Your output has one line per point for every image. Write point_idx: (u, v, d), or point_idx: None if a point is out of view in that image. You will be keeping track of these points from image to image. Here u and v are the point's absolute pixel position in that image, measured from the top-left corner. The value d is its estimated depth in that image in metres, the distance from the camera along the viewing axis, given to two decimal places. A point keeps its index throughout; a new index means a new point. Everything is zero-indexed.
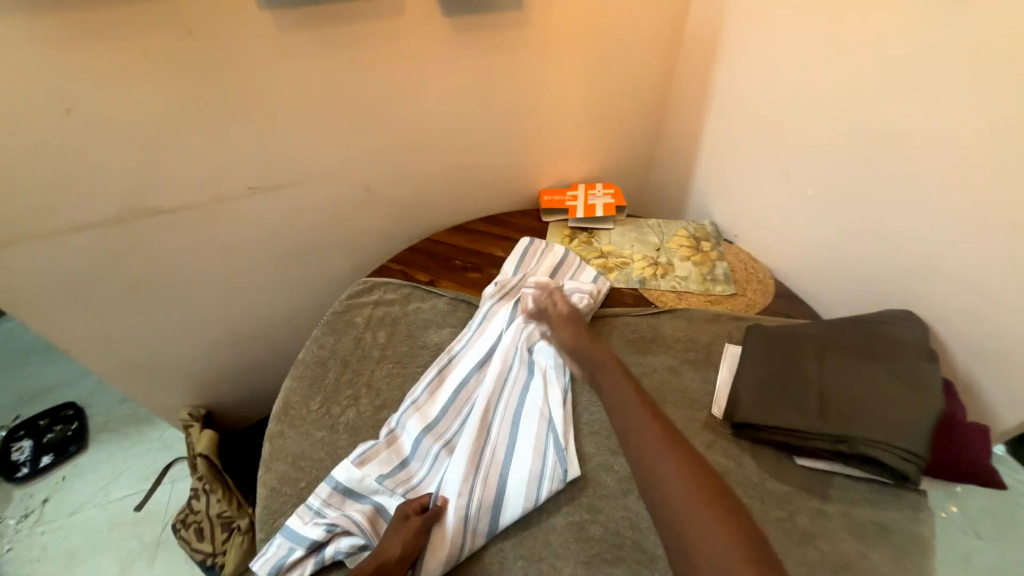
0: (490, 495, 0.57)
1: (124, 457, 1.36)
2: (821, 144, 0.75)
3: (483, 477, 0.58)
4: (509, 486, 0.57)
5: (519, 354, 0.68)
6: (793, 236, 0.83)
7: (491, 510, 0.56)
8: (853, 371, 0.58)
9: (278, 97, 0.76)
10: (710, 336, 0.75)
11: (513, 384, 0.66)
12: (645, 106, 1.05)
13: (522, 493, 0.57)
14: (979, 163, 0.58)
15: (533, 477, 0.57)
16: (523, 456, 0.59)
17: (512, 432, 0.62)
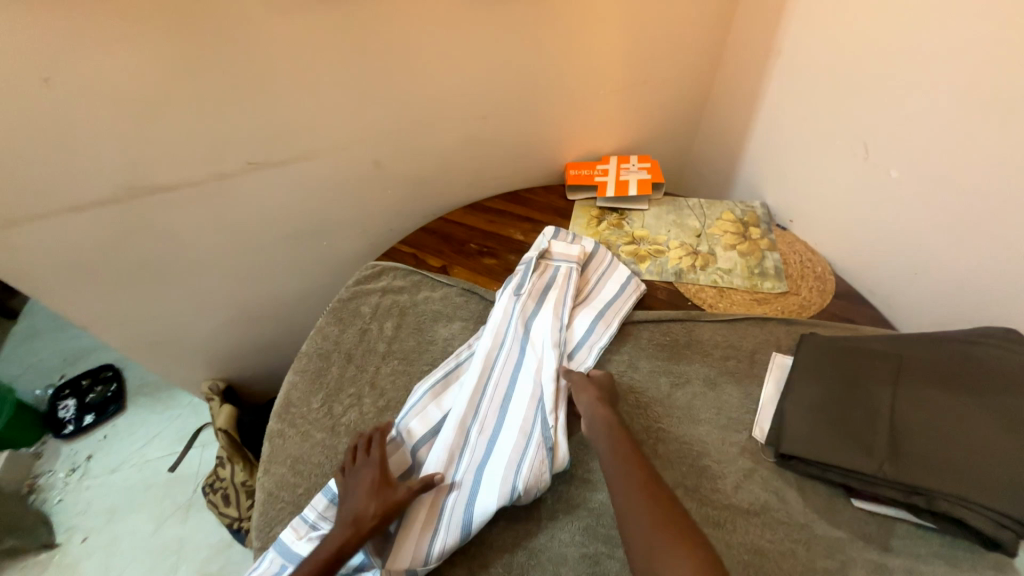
0: (469, 484, 0.53)
1: (158, 420, 1.42)
2: (916, 114, 0.60)
3: (463, 470, 0.54)
4: (490, 477, 0.53)
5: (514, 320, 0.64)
6: (865, 226, 0.70)
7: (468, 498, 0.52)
8: (937, 406, 0.48)
9: (270, 62, 0.67)
10: (755, 343, 0.65)
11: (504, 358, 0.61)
12: (694, 64, 0.89)
13: (501, 485, 0.52)
14: None
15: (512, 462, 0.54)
16: (508, 440, 0.56)
17: (499, 416, 0.58)
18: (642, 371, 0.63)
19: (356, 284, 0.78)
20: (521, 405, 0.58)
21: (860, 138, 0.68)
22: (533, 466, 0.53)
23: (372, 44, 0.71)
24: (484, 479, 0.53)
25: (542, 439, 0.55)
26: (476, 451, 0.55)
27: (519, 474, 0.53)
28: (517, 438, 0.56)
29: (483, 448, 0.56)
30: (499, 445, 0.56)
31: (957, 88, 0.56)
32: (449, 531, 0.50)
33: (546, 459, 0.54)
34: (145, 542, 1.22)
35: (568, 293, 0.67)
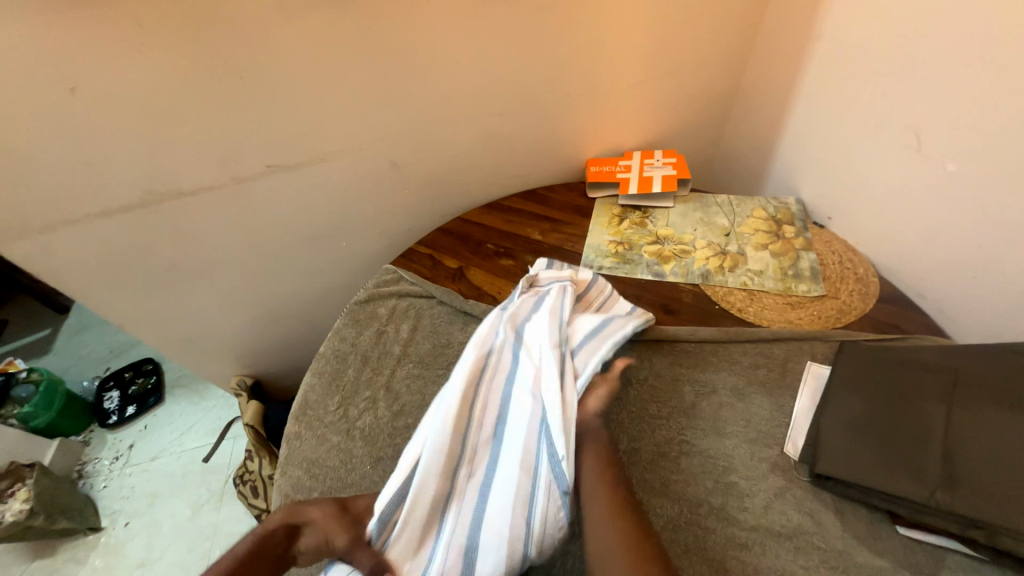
0: (462, 541, 0.47)
1: (192, 412, 1.48)
2: (977, 101, 0.54)
3: (455, 526, 0.48)
4: (487, 528, 0.47)
5: (502, 338, 0.57)
6: (915, 224, 0.64)
7: (464, 558, 0.46)
8: (998, 429, 0.43)
9: (286, 65, 0.67)
10: (788, 351, 0.61)
11: (492, 382, 0.55)
12: (724, 52, 0.84)
13: (505, 537, 0.46)
14: None
15: (518, 506, 0.47)
16: (509, 481, 0.49)
17: (492, 454, 0.52)
18: (665, 381, 0.60)
19: (374, 286, 0.78)
20: (519, 440, 0.51)
21: (911, 128, 0.62)
22: (547, 512, 0.47)
23: (386, 44, 0.69)
24: (482, 534, 0.47)
25: (549, 475, 0.48)
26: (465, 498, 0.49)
27: (531, 519, 0.47)
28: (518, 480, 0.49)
29: (475, 495, 0.49)
30: (496, 491, 0.49)
31: None
32: None
33: (561, 503, 0.48)
34: (181, 528, 1.28)
35: (563, 302, 0.60)
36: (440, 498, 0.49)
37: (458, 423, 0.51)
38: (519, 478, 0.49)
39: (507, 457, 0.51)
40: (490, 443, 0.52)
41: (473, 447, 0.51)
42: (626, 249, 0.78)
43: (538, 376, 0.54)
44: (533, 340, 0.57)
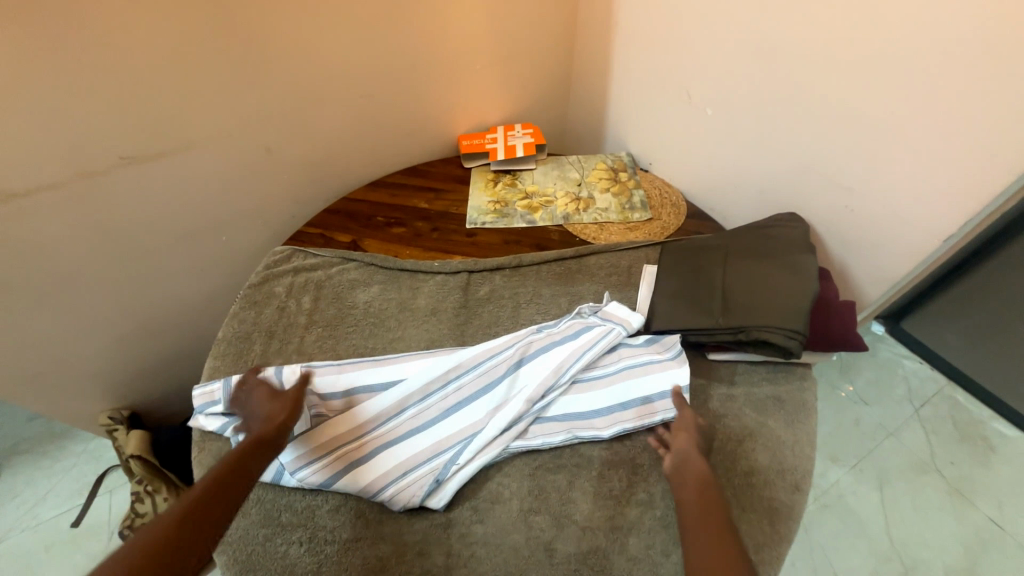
0: (345, 458, 0.55)
1: (33, 480, 1.12)
2: (717, 63, 0.78)
3: (349, 449, 0.56)
4: (363, 473, 0.55)
5: (515, 350, 0.62)
6: (701, 158, 0.88)
7: (340, 466, 0.55)
8: (750, 273, 0.64)
9: (134, 45, 0.65)
10: (630, 260, 0.79)
11: (480, 374, 0.61)
12: (555, 39, 1.02)
13: (367, 480, 0.54)
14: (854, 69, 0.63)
15: (396, 485, 0.54)
16: (420, 443, 0.57)
17: (442, 413, 0.59)
18: (545, 298, 0.75)
19: (265, 268, 0.79)
20: (464, 420, 0.58)
21: (684, 87, 0.85)
22: (410, 487, 0.54)
23: (245, 26, 0.71)
24: (358, 471, 0.55)
25: (438, 466, 0.55)
26: (379, 440, 0.57)
27: (396, 484, 0.54)
28: (409, 483, 0.54)
29: (404, 430, 0.58)
30: (410, 443, 0.57)
31: (736, 38, 0.74)
32: (315, 471, 0.55)
33: (425, 488, 0.54)
34: None
35: (594, 350, 0.61)
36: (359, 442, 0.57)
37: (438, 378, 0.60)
38: (426, 448, 0.57)
39: (435, 424, 0.58)
40: (444, 409, 0.59)
41: (420, 412, 0.59)
42: (502, 206, 0.91)
43: (509, 401, 0.59)
44: (533, 366, 0.61)
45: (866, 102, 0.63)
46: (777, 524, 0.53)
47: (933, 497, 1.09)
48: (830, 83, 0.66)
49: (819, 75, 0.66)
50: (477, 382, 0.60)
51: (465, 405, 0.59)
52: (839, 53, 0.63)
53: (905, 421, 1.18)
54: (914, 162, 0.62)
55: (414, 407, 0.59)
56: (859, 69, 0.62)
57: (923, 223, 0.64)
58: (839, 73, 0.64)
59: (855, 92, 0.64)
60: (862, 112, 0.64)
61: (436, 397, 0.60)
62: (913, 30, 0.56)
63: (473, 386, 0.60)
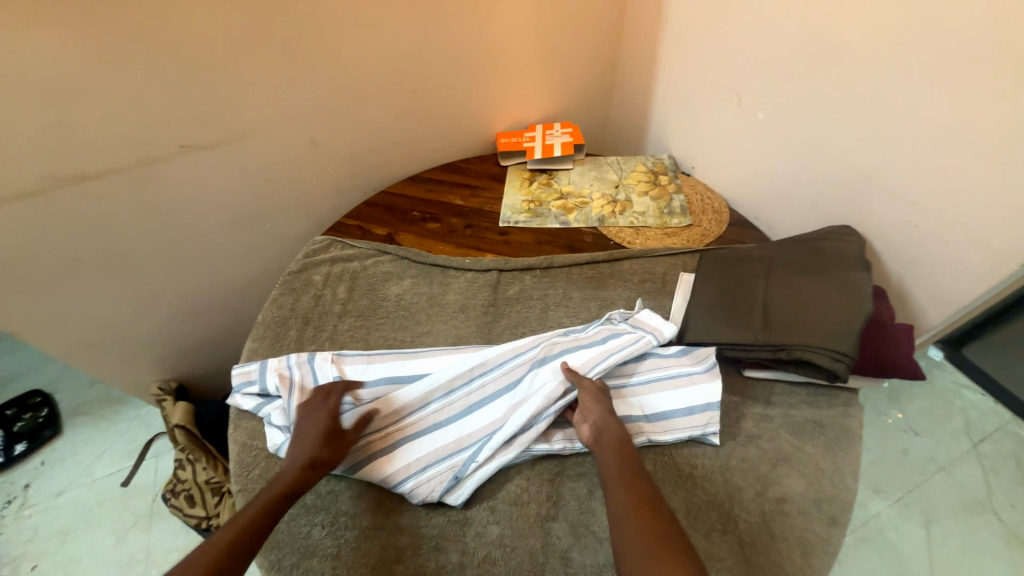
0: (371, 448, 0.57)
1: (93, 439, 1.22)
2: (774, 62, 0.73)
3: (375, 438, 0.57)
4: (386, 463, 0.56)
5: (539, 349, 0.61)
6: (749, 163, 0.83)
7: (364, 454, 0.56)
8: (797, 288, 0.61)
9: (196, 40, 0.68)
10: (666, 267, 0.76)
11: (503, 371, 0.60)
12: (600, 37, 1.00)
13: (389, 471, 0.55)
14: (931, 71, 0.57)
15: (418, 478, 0.54)
16: (441, 438, 0.57)
17: (464, 409, 0.59)
18: (575, 300, 0.74)
19: (305, 256, 0.82)
20: (485, 417, 0.58)
21: (734, 88, 0.81)
22: (432, 480, 0.54)
23: (297, 22, 0.74)
24: (382, 461, 0.56)
25: (459, 462, 0.55)
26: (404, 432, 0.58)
27: (418, 477, 0.55)
28: (430, 477, 0.55)
29: (428, 424, 0.58)
30: (432, 437, 0.58)
31: (796, 37, 0.69)
32: (341, 456, 0.56)
33: (445, 481, 0.54)
34: (104, 561, 1.07)
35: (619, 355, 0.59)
36: (384, 432, 0.58)
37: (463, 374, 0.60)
38: (447, 444, 0.57)
39: (457, 419, 0.59)
40: (466, 405, 0.59)
41: (444, 407, 0.59)
42: (537, 206, 0.90)
43: (528, 400, 0.57)
44: (553, 365, 0.59)
45: (938, 110, 0.58)
46: (810, 556, 0.49)
47: (988, 542, 0.99)
48: (899, 88, 0.61)
49: (889, 78, 0.61)
50: (500, 380, 0.60)
51: (486, 402, 0.59)
52: (910, 54, 0.58)
53: (960, 457, 1.09)
54: (991, 177, 0.56)
55: (439, 401, 0.60)
56: (934, 73, 0.57)
57: (996, 244, 0.58)
58: (911, 76, 0.59)
59: (930, 97, 0.58)
60: (935, 119, 0.58)
61: (460, 393, 0.60)
62: (1002, 30, 0.51)
63: (495, 384, 0.60)
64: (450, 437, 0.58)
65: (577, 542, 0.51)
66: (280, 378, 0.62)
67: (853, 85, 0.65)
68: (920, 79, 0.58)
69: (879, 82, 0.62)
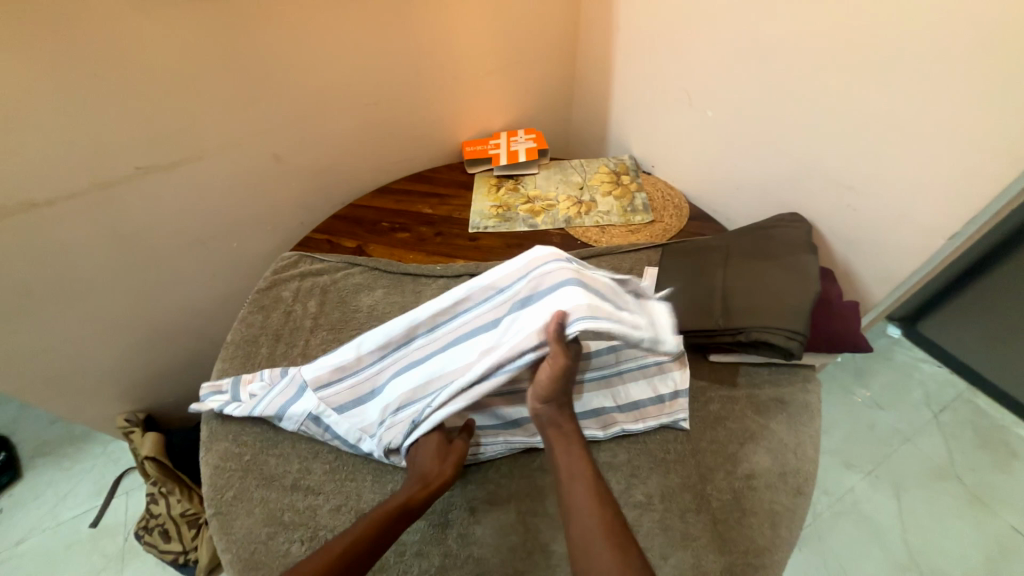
0: (354, 387, 0.59)
1: (55, 479, 1.16)
2: (718, 63, 0.78)
3: (359, 376, 0.59)
4: (367, 403, 0.58)
5: (524, 287, 0.55)
6: (703, 159, 0.87)
7: (347, 394, 0.58)
8: (751, 274, 0.64)
9: (149, 62, 0.68)
10: (632, 262, 0.79)
11: (485, 309, 0.57)
12: (557, 46, 1.03)
13: (364, 416, 0.58)
14: (855, 66, 0.62)
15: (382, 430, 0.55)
16: (410, 380, 0.57)
17: (441, 348, 0.57)
18: None
19: (273, 273, 0.81)
20: (454, 361, 0.56)
21: (685, 89, 0.85)
22: (389, 434, 0.55)
23: (254, 40, 0.74)
24: (366, 398, 0.58)
25: (414, 413, 0.54)
26: (386, 369, 0.58)
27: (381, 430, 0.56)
28: (389, 429, 0.55)
29: (409, 364, 0.58)
30: (406, 377, 0.57)
31: (735, 39, 0.74)
32: (328, 393, 0.59)
33: (399, 433, 0.55)
34: None
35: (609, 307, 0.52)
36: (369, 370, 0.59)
37: (446, 308, 0.58)
38: (420, 384, 0.56)
39: (433, 358, 0.57)
40: (443, 344, 0.57)
41: (425, 345, 0.58)
42: (505, 211, 0.92)
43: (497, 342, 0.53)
44: (533, 306, 0.53)
45: (865, 102, 0.63)
46: (779, 528, 0.52)
47: (952, 505, 1.05)
48: (830, 83, 0.65)
49: (820, 74, 0.66)
50: (480, 319, 0.56)
51: (460, 343, 0.56)
52: (837, 52, 0.63)
53: (922, 427, 1.15)
54: (915, 161, 0.61)
55: (421, 338, 0.58)
56: (858, 68, 0.62)
57: (925, 223, 0.63)
58: (839, 71, 0.64)
59: (857, 90, 0.63)
60: (863, 110, 0.63)
61: (442, 330, 0.58)
62: (914, 27, 0.56)
63: (473, 324, 0.56)
64: (418, 380, 0.56)
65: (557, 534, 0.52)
66: (252, 394, 0.63)
67: (789, 82, 0.70)
68: (847, 73, 0.63)
69: (812, 78, 0.67)
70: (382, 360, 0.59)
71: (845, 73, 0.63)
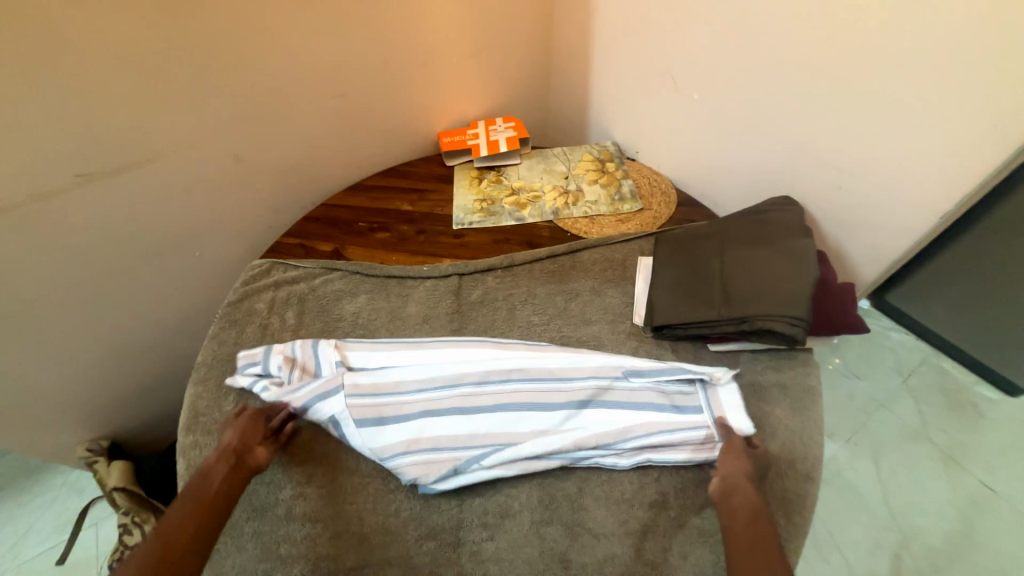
0: (384, 410, 0.56)
1: (11, 517, 1.06)
2: (704, 43, 0.75)
3: (393, 399, 0.57)
4: (391, 427, 0.55)
5: (595, 385, 0.57)
6: (689, 143, 0.86)
7: (375, 411, 0.56)
8: (748, 260, 0.63)
9: (78, 51, 0.59)
10: (624, 252, 0.77)
11: (550, 393, 0.57)
12: (532, 27, 0.99)
13: (385, 444, 0.54)
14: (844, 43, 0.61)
15: (407, 462, 0.53)
16: (450, 419, 0.55)
17: (491, 402, 0.56)
18: (540, 297, 0.73)
19: (244, 284, 0.75)
20: (503, 421, 0.55)
21: (669, 71, 0.83)
22: (417, 467, 0.53)
23: (200, 25, 0.66)
24: (389, 420, 0.55)
25: (449, 456, 0.54)
26: (424, 401, 0.57)
27: (406, 461, 0.53)
28: (419, 461, 0.53)
29: (452, 401, 0.56)
30: (445, 417, 0.55)
31: (721, 17, 0.72)
32: (358, 410, 0.56)
33: (427, 471, 0.53)
34: None
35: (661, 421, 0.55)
36: (408, 398, 0.57)
37: (507, 368, 0.58)
38: (461, 432, 0.55)
39: (480, 412, 0.56)
40: (495, 399, 0.57)
41: (476, 390, 0.57)
42: (489, 205, 0.88)
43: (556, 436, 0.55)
44: (597, 416, 0.56)
45: (854, 80, 0.62)
46: (791, 515, 0.52)
47: (925, 465, 1.12)
48: (819, 60, 0.64)
49: (809, 52, 0.65)
50: (538, 397, 0.57)
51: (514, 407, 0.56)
52: (827, 29, 0.62)
53: (897, 394, 1.20)
54: (904, 137, 0.61)
55: (469, 385, 0.57)
56: (846, 44, 0.61)
57: (912, 199, 0.64)
58: (829, 49, 0.63)
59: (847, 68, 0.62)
60: (852, 88, 0.63)
61: (496, 386, 0.57)
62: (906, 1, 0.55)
63: (531, 397, 0.57)
64: (455, 420, 0.55)
65: (575, 543, 0.51)
66: (284, 360, 0.62)
67: (775, 61, 0.68)
68: (836, 51, 0.62)
69: (800, 57, 0.66)
70: (422, 394, 0.57)
71: (834, 49, 0.62)
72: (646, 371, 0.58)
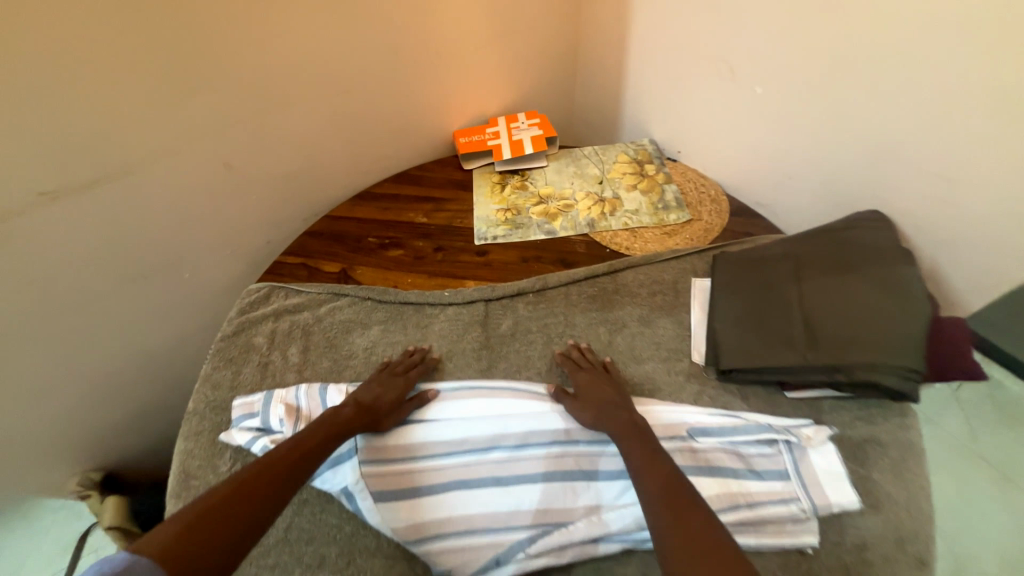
0: (410, 480, 0.49)
1: None
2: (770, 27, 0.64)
3: (418, 467, 0.49)
4: (419, 505, 0.47)
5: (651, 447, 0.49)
6: (745, 143, 0.74)
7: (399, 481, 0.49)
8: (835, 290, 0.53)
9: (27, 43, 0.48)
10: (674, 273, 0.67)
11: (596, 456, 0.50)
12: (558, 9, 0.87)
13: (413, 524, 0.47)
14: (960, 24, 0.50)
15: (439, 549, 0.46)
16: (488, 494, 0.48)
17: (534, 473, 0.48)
18: (580, 328, 0.63)
19: (239, 314, 0.66)
20: (547, 497, 0.47)
21: (723, 60, 0.71)
22: (452, 554, 0.45)
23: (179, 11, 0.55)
24: (417, 494, 0.48)
25: (489, 542, 0.46)
26: (456, 471, 0.49)
27: (438, 546, 0.46)
28: (454, 547, 0.45)
29: (488, 472, 0.49)
30: (483, 493, 0.48)
31: None
32: (378, 477, 0.48)
33: (465, 561, 0.45)
34: None
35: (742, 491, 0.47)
36: (437, 465, 0.49)
37: (543, 427, 0.51)
38: (501, 511, 0.47)
39: (522, 485, 0.48)
40: (537, 468, 0.49)
41: (514, 458, 0.49)
42: (515, 215, 0.78)
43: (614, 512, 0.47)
44: None
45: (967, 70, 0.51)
46: None
47: None
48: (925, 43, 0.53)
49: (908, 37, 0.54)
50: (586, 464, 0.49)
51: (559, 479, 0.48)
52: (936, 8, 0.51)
53: None
54: None
55: (506, 451, 0.50)
56: (962, 25, 0.50)
57: None
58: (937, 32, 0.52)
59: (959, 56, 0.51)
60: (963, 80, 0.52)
61: (537, 452, 0.50)
62: None
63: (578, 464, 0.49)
64: (495, 496, 0.47)
65: None
66: (285, 410, 0.55)
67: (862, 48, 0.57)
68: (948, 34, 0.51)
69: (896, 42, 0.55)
70: (453, 460, 0.50)
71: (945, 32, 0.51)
72: (714, 431, 0.50)
